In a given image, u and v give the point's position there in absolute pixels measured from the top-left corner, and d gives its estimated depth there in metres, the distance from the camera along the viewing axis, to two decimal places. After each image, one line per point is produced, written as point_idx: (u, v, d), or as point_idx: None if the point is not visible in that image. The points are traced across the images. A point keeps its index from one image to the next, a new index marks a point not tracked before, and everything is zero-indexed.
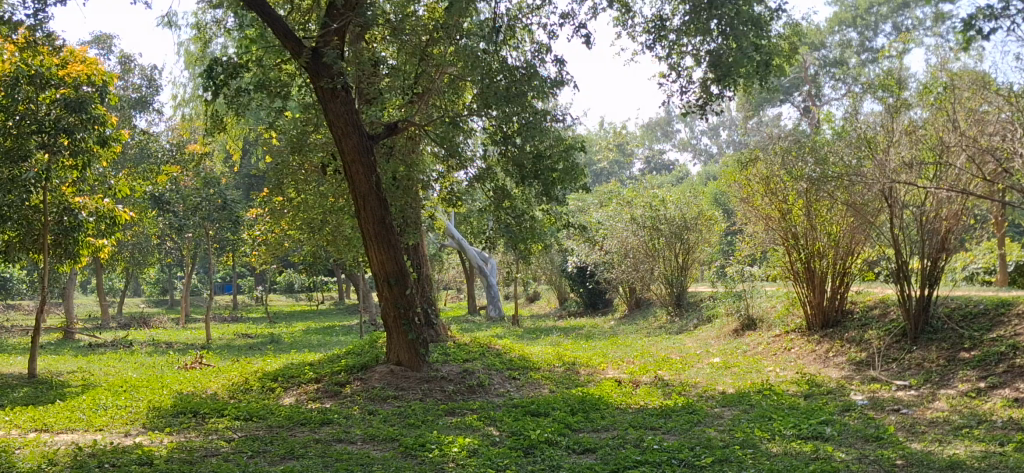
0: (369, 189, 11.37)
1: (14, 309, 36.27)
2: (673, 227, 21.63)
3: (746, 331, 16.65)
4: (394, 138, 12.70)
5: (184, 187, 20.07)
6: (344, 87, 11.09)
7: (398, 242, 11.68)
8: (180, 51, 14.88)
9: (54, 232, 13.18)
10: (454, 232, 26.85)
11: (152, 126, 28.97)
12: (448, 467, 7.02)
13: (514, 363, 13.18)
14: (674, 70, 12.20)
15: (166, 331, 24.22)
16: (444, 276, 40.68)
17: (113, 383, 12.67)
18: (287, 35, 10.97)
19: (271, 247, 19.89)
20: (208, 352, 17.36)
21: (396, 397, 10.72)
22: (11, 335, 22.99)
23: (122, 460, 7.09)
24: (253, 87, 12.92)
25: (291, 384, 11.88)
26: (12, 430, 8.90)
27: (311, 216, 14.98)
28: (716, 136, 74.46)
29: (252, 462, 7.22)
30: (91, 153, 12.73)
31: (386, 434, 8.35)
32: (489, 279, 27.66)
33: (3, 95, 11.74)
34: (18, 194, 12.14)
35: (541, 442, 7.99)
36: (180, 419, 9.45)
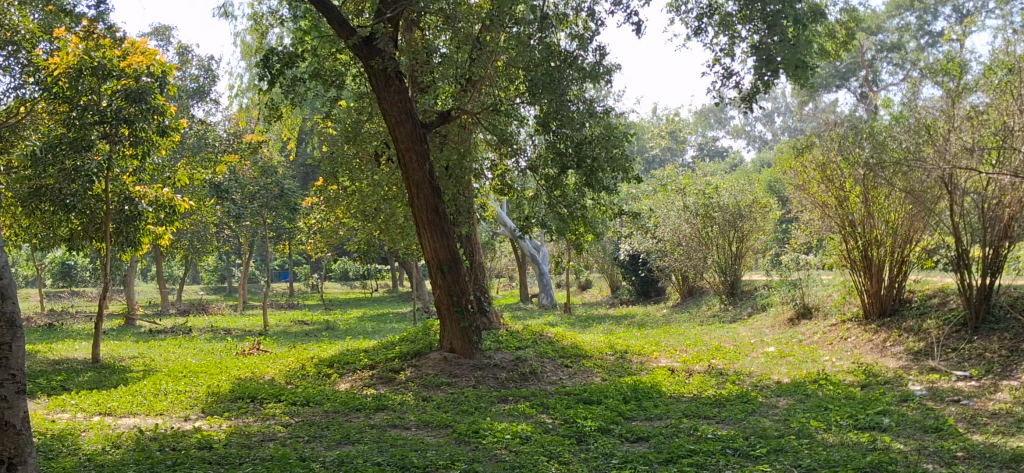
0: (422, 177, 11.43)
1: (77, 295, 37.16)
2: (727, 215, 21.35)
3: (801, 320, 16.44)
4: (446, 127, 12.80)
5: (242, 177, 20.37)
6: (398, 75, 11.18)
7: (451, 230, 11.73)
8: (236, 42, 15.06)
9: (116, 221, 13.45)
10: (505, 221, 26.89)
11: (210, 116, 29.38)
12: (501, 453, 7.07)
13: (566, 351, 13.19)
14: (728, 56, 12.02)
15: (224, 318, 24.66)
16: (497, 264, 40.78)
17: (173, 368, 12.94)
18: (342, 24, 11.02)
19: (325, 235, 20.10)
20: (266, 338, 17.68)
21: (449, 383, 10.79)
22: (75, 321, 23.58)
23: (183, 444, 7.24)
24: (308, 76, 13.03)
25: (347, 370, 12.03)
26: (77, 414, 9.15)
27: (365, 205, 15.09)
28: (772, 123, 73.47)
29: (309, 447, 7.31)
30: (151, 143, 12.95)
31: (439, 420, 8.41)
32: (541, 267, 27.63)
33: (67, 86, 11.91)
34: (81, 184, 12.42)
35: (595, 430, 8.00)
36: (238, 404, 9.64)
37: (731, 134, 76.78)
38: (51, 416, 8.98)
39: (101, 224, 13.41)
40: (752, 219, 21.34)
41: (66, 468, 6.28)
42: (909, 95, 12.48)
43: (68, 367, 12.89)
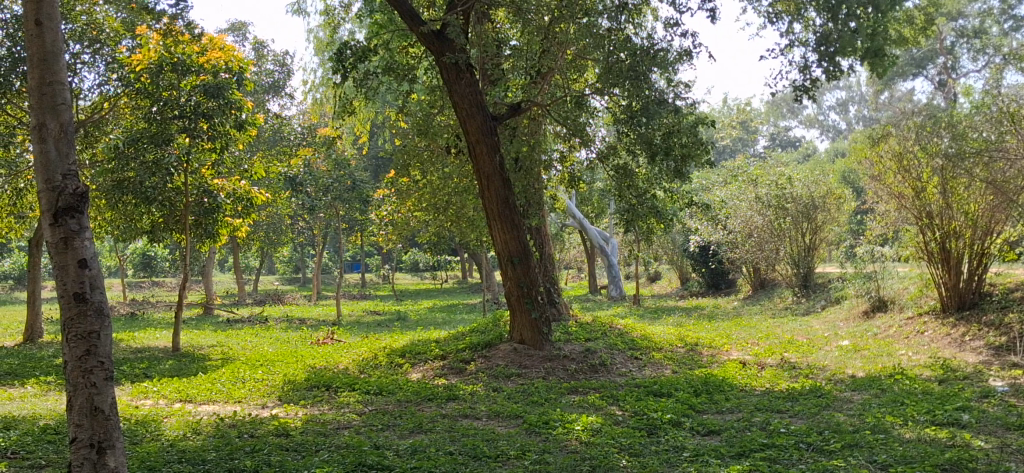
0: (493, 169, 11.49)
1: (158, 285, 38.27)
2: (800, 207, 20.92)
3: (876, 313, 16.10)
4: (516, 119, 12.83)
5: (316, 170, 20.71)
6: (468, 68, 11.26)
7: (521, 222, 11.77)
8: (309, 38, 15.28)
9: (195, 213, 13.76)
10: (574, 212, 26.84)
11: (285, 109, 29.91)
12: (572, 444, 7.09)
13: (636, 343, 13.13)
14: (802, 44, 11.76)
15: (298, 308, 25.15)
16: (566, 256, 40.75)
17: (250, 357, 13.24)
18: (413, 17, 11.13)
19: (396, 228, 20.31)
20: (339, 328, 17.99)
21: (520, 374, 10.85)
22: (156, 310, 24.30)
23: (261, 431, 7.42)
24: (380, 71, 13.17)
25: (418, 360, 12.17)
26: (160, 401, 9.45)
27: (435, 197, 15.20)
28: (846, 111, 71.90)
29: (383, 435, 7.43)
30: (229, 137, 13.22)
31: (510, 411, 8.47)
32: (610, 259, 27.52)
33: (148, 81, 12.52)
34: (161, 177, 12.70)
35: (666, 422, 7.97)
36: (313, 392, 9.83)
37: (804, 124, 75.43)
38: (135, 402, 9.29)
39: (181, 216, 13.74)
40: (826, 210, 20.85)
41: (150, 453, 6.49)
42: (991, 84, 12.12)
43: (150, 356, 13.29)
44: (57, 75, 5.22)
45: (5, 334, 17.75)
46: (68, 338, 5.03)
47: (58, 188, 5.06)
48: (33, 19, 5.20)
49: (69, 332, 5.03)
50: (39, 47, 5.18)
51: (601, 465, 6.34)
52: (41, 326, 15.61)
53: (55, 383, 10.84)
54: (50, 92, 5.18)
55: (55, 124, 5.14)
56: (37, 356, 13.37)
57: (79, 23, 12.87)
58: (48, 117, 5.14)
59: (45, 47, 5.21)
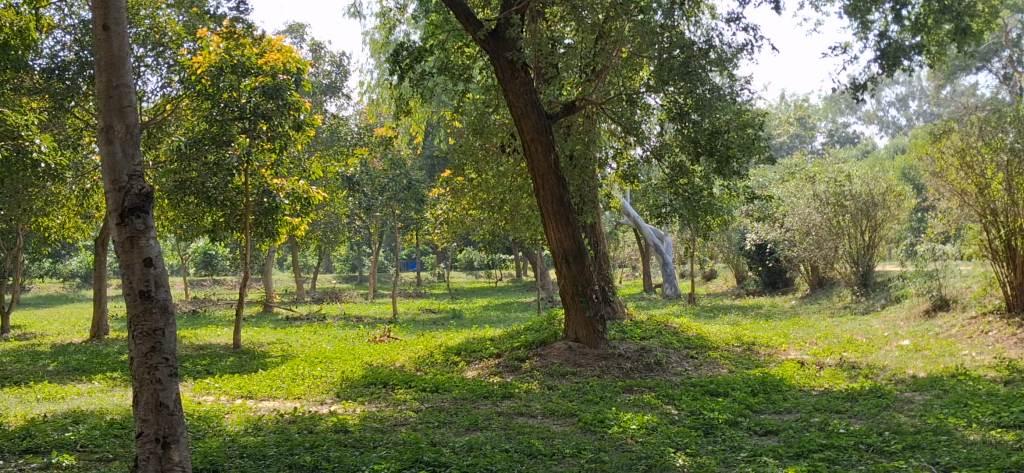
0: (547, 168, 11.51)
1: (218, 283, 38.99)
2: (859, 204, 20.60)
3: (938, 312, 15.77)
4: (571, 117, 12.86)
5: (372, 170, 20.92)
6: (523, 67, 11.29)
7: (576, 220, 11.77)
8: (365, 40, 15.43)
9: (255, 212, 14.00)
10: (629, 210, 26.73)
11: (342, 110, 30.23)
12: (627, 443, 7.08)
13: (691, 342, 13.04)
14: (861, 39, 11.57)
15: (355, 306, 25.46)
16: (620, 254, 40.57)
17: (309, 354, 13.44)
18: (469, 18, 11.21)
19: (451, 227, 20.42)
20: (395, 326, 18.13)
21: (575, 373, 10.85)
22: (217, 308, 24.76)
23: (321, 427, 7.53)
24: (436, 71, 13.27)
25: (474, 358, 12.24)
26: (222, 397, 9.64)
27: (490, 196, 15.26)
28: (906, 107, 70.55)
29: (439, 432, 7.49)
30: (288, 137, 13.43)
31: (565, 409, 8.47)
32: (665, 257, 27.36)
33: (209, 83, 12.64)
34: (222, 177, 12.93)
35: (722, 422, 7.92)
36: (371, 390, 9.93)
37: (863, 120, 74.21)
38: (197, 399, 9.49)
39: (241, 215, 13.97)
40: (886, 207, 20.46)
41: (213, 448, 6.64)
42: None
43: (211, 352, 13.57)
44: (124, 78, 5.35)
45: (73, 331, 18.24)
46: (134, 335, 5.15)
47: (125, 188, 5.20)
48: (101, 24, 5.32)
49: (135, 328, 5.16)
50: (107, 51, 5.31)
51: (656, 464, 6.32)
52: (106, 323, 15.97)
53: (121, 379, 11.12)
54: (117, 95, 5.31)
55: (122, 126, 5.27)
56: (103, 352, 13.73)
57: (142, 26, 13.35)
58: (115, 120, 5.28)
59: (112, 50, 5.34)
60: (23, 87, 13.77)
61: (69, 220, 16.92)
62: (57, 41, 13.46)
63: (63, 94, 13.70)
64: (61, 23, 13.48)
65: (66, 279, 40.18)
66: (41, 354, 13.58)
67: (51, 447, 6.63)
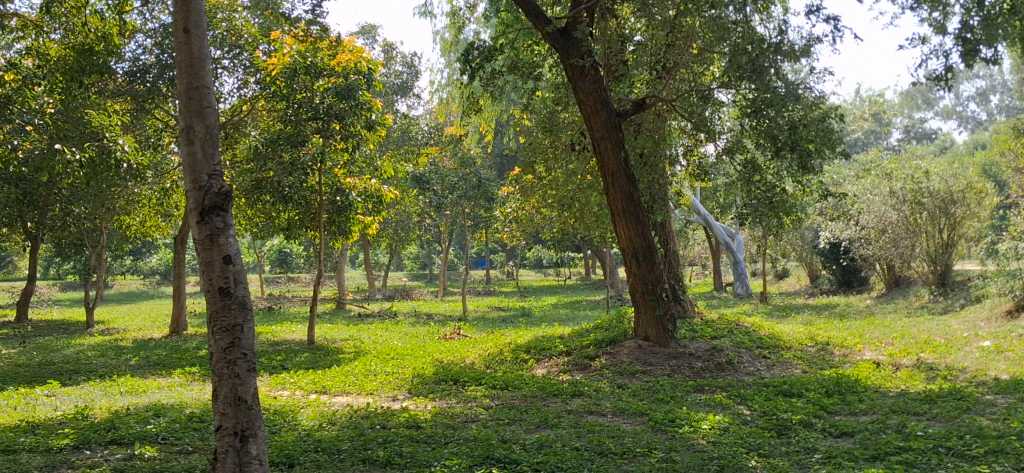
0: (617, 165, 11.47)
1: (292, 280, 39.70)
2: (937, 201, 20.06)
3: (1021, 313, 15.29)
4: (641, 115, 12.78)
5: (442, 168, 21.09)
6: (593, 65, 11.28)
7: (646, 218, 11.71)
8: (435, 39, 15.53)
9: (328, 211, 14.22)
10: (699, 208, 26.46)
11: (413, 109, 30.51)
12: (698, 444, 7.02)
13: (764, 342, 12.85)
14: (941, 33, 11.26)
15: (426, 304, 25.70)
16: (690, 253, 40.22)
17: (381, 351, 13.59)
18: (538, 16, 11.30)
19: (520, 225, 20.45)
20: (465, 324, 18.24)
21: (645, 371, 10.79)
22: (291, 304, 25.22)
23: (393, 423, 7.62)
24: (506, 70, 13.34)
25: (543, 356, 12.25)
26: (297, 392, 9.83)
27: (560, 194, 15.25)
28: (987, 102, 68.49)
29: (510, 429, 7.52)
30: (360, 137, 13.50)
31: (635, 408, 8.43)
32: (736, 256, 27.04)
33: (284, 85, 12.94)
34: (297, 176, 13.33)
35: (796, 423, 7.79)
36: (442, 386, 10.01)
37: (941, 115, 72.31)
38: (273, 393, 9.71)
39: (315, 214, 14.23)
40: (965, 205, 19.79)
41: (289, 442, 6.77)
42: None
43: (286, 348, 13.82)
44: (204, 80, 5.48)
45: (153, 326, 18.75)
46: (214, 330, 5.28)
47: (205, 187, 5.32)
48: (182, 27, 5.46)
49: (215, 324, 5.28)
50: (188, 54, 5.44)
51: (729, 465, 6.26)
52: (185, 319, 16.37)
53: (199, 373, 11.39)
54: (197, 96, 5.44)
55: (202, 127, 5.40)
56: (183, 348, 14.09)
57: (220, 29, 13.82)
58: (196, 121, 5.41)
59: (192, 53, 5.46)
60: (107, 89, 14.25)
61: (151, 218, 17.43)
62: (140, 45, 13.89)
63: (145, 96, 14.16)
64: (143, 27, 13.88)
65: (147, 276, 41.36)
66: (124, 349, 14.00)
67: (134, 438, 6.84)
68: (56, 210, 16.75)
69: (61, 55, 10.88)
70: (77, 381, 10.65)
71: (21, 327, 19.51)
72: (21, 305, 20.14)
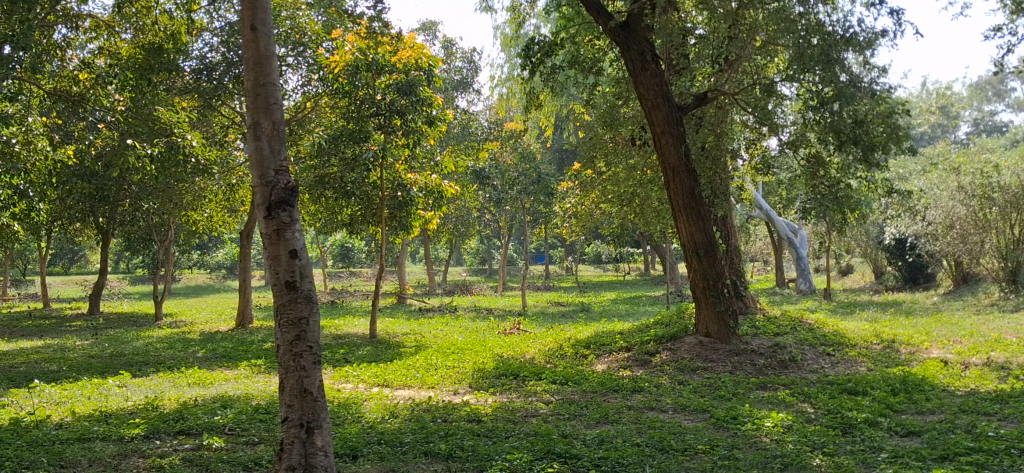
0: (678, 160, 11.38)
1: (354, 275, 40.15)
2: (1008, 196, 19.56)
3: None
4: (703, 109, 12.66)
5: (502, 163, 21.13)
6: (654, 59, 11.20)
7: (707, 214, 11.59)
8: (495, 34, 15.55)
9: (390, 206, 14.41)
10: (761, 203, 26.15)
11: (473, 105, 30.63)
12: (761, 441, 6.94)
13: (828, 339, 12.66)
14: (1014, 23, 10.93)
15: (486, 298, 25.80)
16: (751, 248, 39.76)
17: (442, 345, 13.68)
18: (599, 11, 11.24)
19: (579, 220, 20.41)
20: (525, 319, 18.27)
21: (706, 368, 10.70)
22: (353, 298, 25.51)
23: (454, 416, 7.68)
24: (566, 64, 13.37)
25: (603, 351, 12.22)
26: (360, 384, 9.96)
27: (620, 189, 15.17)
28: None
29: (570, 424, 7.53)
30: (421, 133, 13.58)
31: (697, 405, 8.37)
32: (798, 251, 26.66)
33: (346, 81, 13.00)
34: (359, 172, 13.53)
35: (861, 422, 7.65)
36: (502, 380, 10.05)
37: (1012, 108, 70.37)
38: (337, 385, 9.85)
39: (377, 210, 14.39)
40: None
41: (352, 434, 6.86)
42: None
43: (349, 342, 14.00)
44: (270, 77, 5.55)
45: (220, 320, 19.14)
46: (281, 323, 5.36)
47: (271, 182, 5.39)
48: (248, 24, 5.55)
49: (282, 317, 5.37)
50: (254, 51, 5.53)
51: (793, 463, 6.19)
52: (250, 312, 16.66)
53: (265, 365, 11.59)
54: (264, 92, 5.51)
55: (269, 123, 5.48)
56: (248, 340, 14.35)
57: (284, 27, 14.05)
58: (262, 117, 5.49)
59: (259, 50, 5.55)
60: (175, 87, 14.56)
61: (217, 212, 17.79)
62: (206, 43, 14.16)
63: (211, 93, 14.45)
64: (210, 26, 14.15)
65: (214, 270, 42.20)
66: (192, 341, 14.30)
67: (202, 429, 6.99)
68: (126, 205, 17.18)
69: (133, 54, 11.27)
70: (147, 372, 10.92)
71: (93, 318, 20.05)
72: (93, 297, 20.71)
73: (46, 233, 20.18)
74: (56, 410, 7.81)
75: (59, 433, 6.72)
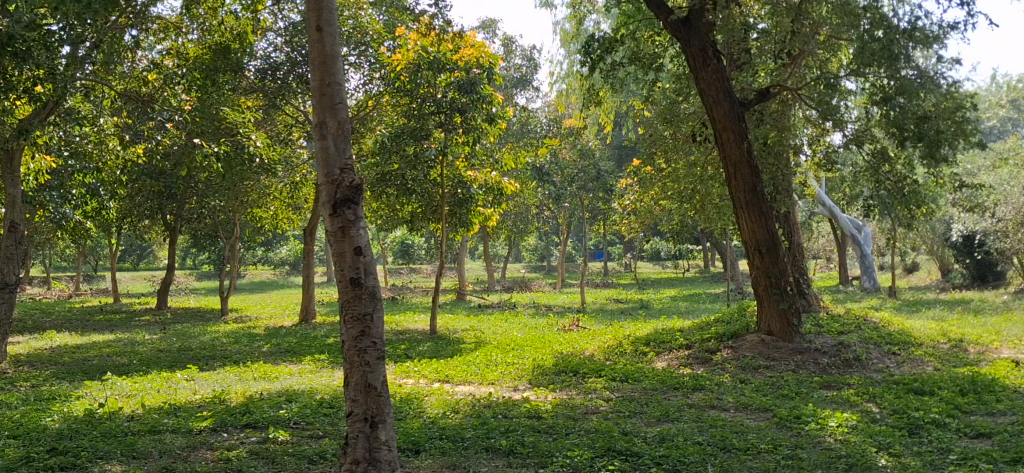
0: (740, 156, 11.27)
1: (414, 271, 40.47)
2: None
3: None
4: (765, 104, 12.53)
5: (562, 160, 21.12)
6: (715, 54, 11.12)
7: (770, 210, 11.46)
8: (556, 31, 15.55)
9: (450, 203, 14.51)
10: (824, 199, 25.77)
11: (532, 102, 30.64)
12: (826, 441, 6.86)
13: (893, 338, 12.43)
14: None
15: (545, 295, 25.83)
16: (814, 246, 39.19)
17: (501, 341, 13.73)
18: (660, 7, 11.25)
19: (638, 217, 20.32)
20: (584, 316, 18.26)
21: (768, 367, 10.59)
22: (413, 295, 25.74)
23: (515, 412, 7.69)
24: (626, 61, 13.39)
25: (663, 349, 12.16)
26: (421, 380, 10.05)
27: (680, 185, 15.06)
28: None
29: (631, 422, 7.52)
30: (481, 130, 13.63)
31: (760, 404, 8.29)
32: (863, 248, 26.20)
33: (408, 80, 13.09)
34: (420, 169, 13.65)
35: (928, 422, 7.50)
36: (562, 377, 10.06)
37: None
38: (399, 381, 9.96)
39: (437, 207, 14.52)
40: None
41: (414, 429, 6.93)
42: None
43: (410, 338, 14.12)
44: (335, 76, 5.62)
45: (283, 315, 19.45)
46: (346, 319, 5.44)
47: (337, 181, 5.46)
48: (315, 25, 5.62)
49: (347, 313, 5.45)
50: (320, 51, 5.60)
51: (858, 463, 6.10)
52: (313, 308, 16.89)
53: (328, 360, 11.75)
54: (330, 92, 5.59)
55: (334, 121, 5.54)
56: (312, 335, 14.56)
57: (347, 27, 14.23)
58: (328, 116, 5.55)
59: (325, 50, 5.62)
60: (240, 86, 14.82)
61: (281, 209, 18.08)
62: (271, 43, 14.38)
63: (275, 92, 14.67)
64: (274, 26, 14.37)
65: (277, 266, 42.91)
66: (257, 336, 14.55)
67: (268, 423, 7.12)
68: (193, 202, 17.52)
69: (199, 54, 11.43)
70: (214, 366, 11.14)
71: (161, 313, 20.50)
72: (161, 293, 21.19)
73: (117, 230, 20.71)
74: (128, 403, 8.04)
75: (131, 425, 6.89)
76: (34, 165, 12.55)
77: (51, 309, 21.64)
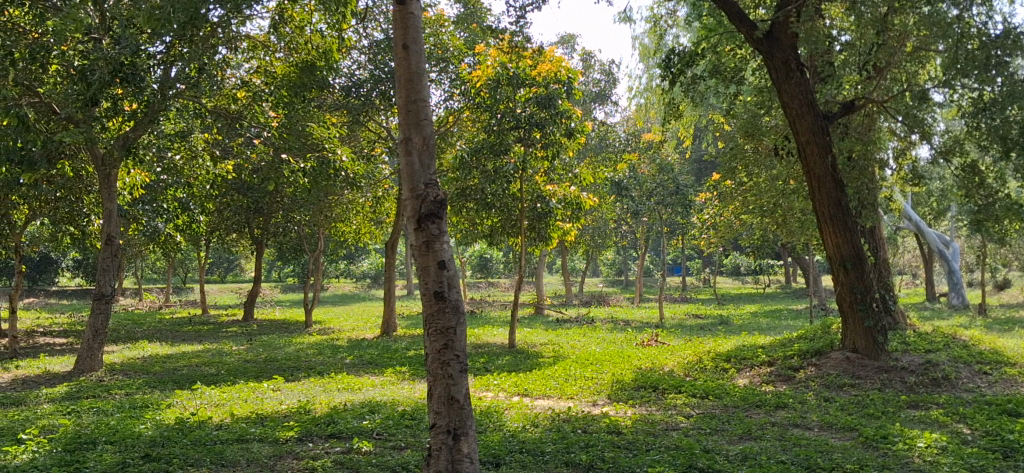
0: (824, 170, 11.10)
1: (491, 285, 40.64)
2: None
3: None
4: (849, 117, 12.31)
5: (641, 174, 21.02)
6: (799, 67, 10.99)
7: (855, 225, 11.26)
8: (636, 45, 15.53)
9: (530, 217, 14.58)
10: (910, 214, 25.11)
11: (611, 117, 30.58)
12: (914, 462, 6.69)
13: (984, 357, 12.04)
14: None
15: (624, 310, 25.68)
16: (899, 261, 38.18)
17: (580, 355, 13.71)
18: (743, 21, 11.06)
19: (718, 232, 20.11)
20: (663, 331, 18.10)
21: (853, 385, 10.37)
22: (492, 308, 25.85)
23: (594, 427, 7.69)
24: (707, 74, 13.29)
25: (744, 365, 12.00)
26: (501, 393, 10.09)
27: (761, 199, 14.86)
28: None
29: (712, 439, 7.44)
30: (560, 145, 13.67)
31: (845, 423, 8.12)
32: (951, 264, 25.42)
33: (488, 96, 13.27)
34: (499, 184, 13.76)
35: (1023, 445, 7.26)
36: (642, 393, 10.00)
37: None
38: (479, 394, 10.03)
39: (516, 221, 14.60)
40: None
41: (495, 442, 6.97)
42: None
43: (489, 351, 14.21)
44: (420, 93, 5.72)
45: (365, 327, 19.73)
46: (430, 332, 5.52)
47: (422, 195, 5.54)
48: (401, 43, 5.72)
49: (430, 326, 5.52)
50: (406, 68, 5.70)
51: None
52: (393, 320, 17.12)
53: (408, 372, 11.89)
54: (415, 108, 5.69)
55: (419, 138, 5.64)
56: (393, 347, 14.76)
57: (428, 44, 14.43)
58: (413, 132, 5.66)
59: (411, 67, 5.72)
60: (325, 103, 15.15)
61: (362, 223, 18.37)
62: (354, 61, 14.67)
63: (359, 109, 14.94)
64: (359, 44, 14.65)
65: (358, 279, 43.54)
66: (339, 348, 14.80)
67: (351, 433, 7.24)
68: (279, 216, 17.92)
69: (286, 72, 11.64)
70: (299, 377, 11.37)
71: (248, 325, 21.00)
72: (248, 305, 21.70)
73: (207, 244, 21.28)
74: (217, 411, 8.27)
75: (220, 434, 7.08)
76: (129, 180, 12.99)
77: (144, 319, 22.36)
